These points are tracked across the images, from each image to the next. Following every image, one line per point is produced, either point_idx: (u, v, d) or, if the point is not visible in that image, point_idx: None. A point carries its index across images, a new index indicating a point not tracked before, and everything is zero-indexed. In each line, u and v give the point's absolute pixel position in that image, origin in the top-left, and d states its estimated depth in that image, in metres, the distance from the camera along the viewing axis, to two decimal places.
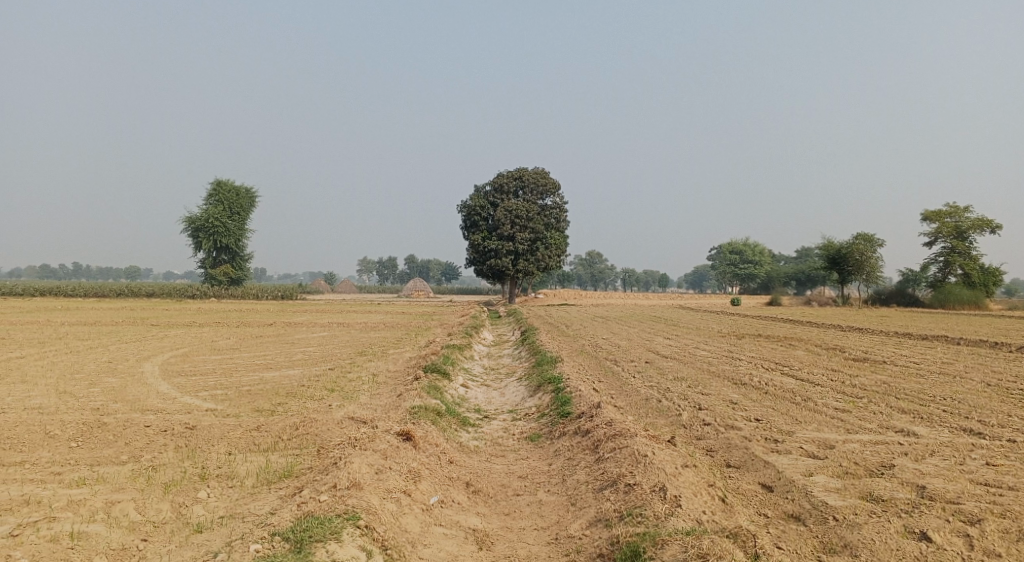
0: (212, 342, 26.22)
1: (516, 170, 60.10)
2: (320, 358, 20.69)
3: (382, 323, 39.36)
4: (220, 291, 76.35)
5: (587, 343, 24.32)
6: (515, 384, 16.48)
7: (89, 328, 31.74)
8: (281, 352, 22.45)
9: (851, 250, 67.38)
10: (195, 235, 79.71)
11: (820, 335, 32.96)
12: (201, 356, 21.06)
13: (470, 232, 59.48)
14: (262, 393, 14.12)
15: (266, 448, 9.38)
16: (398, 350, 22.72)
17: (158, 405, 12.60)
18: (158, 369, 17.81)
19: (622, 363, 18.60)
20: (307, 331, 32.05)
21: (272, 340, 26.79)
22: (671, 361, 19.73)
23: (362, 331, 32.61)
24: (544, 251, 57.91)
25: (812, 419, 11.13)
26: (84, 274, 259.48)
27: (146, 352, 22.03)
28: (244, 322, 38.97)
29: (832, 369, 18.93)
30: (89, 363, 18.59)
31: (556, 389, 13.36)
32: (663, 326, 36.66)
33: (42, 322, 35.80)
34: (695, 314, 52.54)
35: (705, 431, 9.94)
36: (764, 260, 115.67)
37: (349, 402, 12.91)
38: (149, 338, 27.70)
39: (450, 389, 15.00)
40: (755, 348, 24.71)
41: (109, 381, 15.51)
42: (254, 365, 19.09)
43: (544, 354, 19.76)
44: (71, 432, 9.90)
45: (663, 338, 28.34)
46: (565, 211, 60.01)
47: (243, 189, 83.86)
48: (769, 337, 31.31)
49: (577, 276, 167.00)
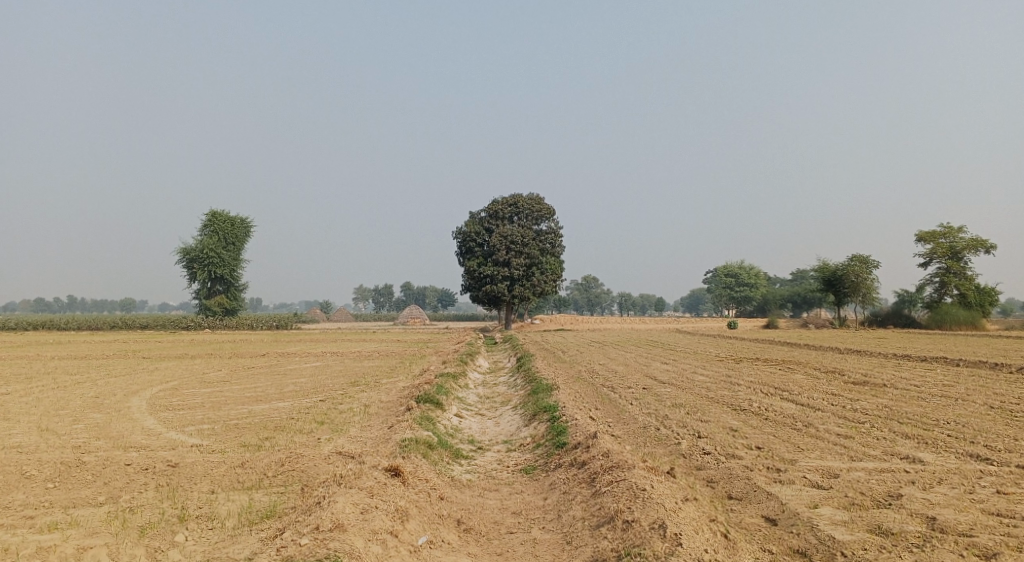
0: (203, 374, 25.80)
1: (511, 196, 60.13)
2: (312, 390, 20.30)
3: (377, 352, 38.96)
4: (215, 322, 75.86)
5: (584, 369, 23.97)
6: (510, 413, 16.13)
7: (79, 362, 31.28)
8: (273, 383, 22.07)
9: (846, 272, 67.40)
10: (189, 266, 79.47)
11: (819, 357, 32.65)
12: (190, 390, 20.66)
13: (465, 259, 59.34)
14: (250, 427, 13.76)
15: (251, 486, 9.04)
16: (392, 380, 22.36)
17: (141, 441, 12.25)
18: (146, 404, 17.42)
19: (619, 390, 18.27)
20: (300, 361, 31.68)
21: (264, 371, 26.40)
22: (669, 387, 19.40)
23: (356, 360, 32.21)
24: (539, 276, 57.68)
25: (814, 446, 10.82)
26: (79, 306, 258.55)
27: (134, 386, 21.62)
28: (237, 352, 38.52)
29: (832, 393, 18.62)
30: (75, 399, 18.20)
31: (552, 418, 13.04)
32: (660, 351, 36.33)
33: (32, 356, 35.30)
34: (693, 338, 52.19)
35: (705, 462, 9.62)
36: (759, 283, 115.83)
37: (339, 436, 12.56)
38: (139, 371, 27.27)
39: (444, 420, 14.65)
40: (753, 373, 24.40)
41: (94, 417, 15.12)
42: (244, 397, 18.71)
43: (539, 381, 19.43)
44: (48, 472, 9.55)
45: (661, 363, 28.04)
46: (560, 236, 59.95)
47: (237, 219, 83.84)
48: (767, 360, 31.00)
49: (574, 301, 166.82)
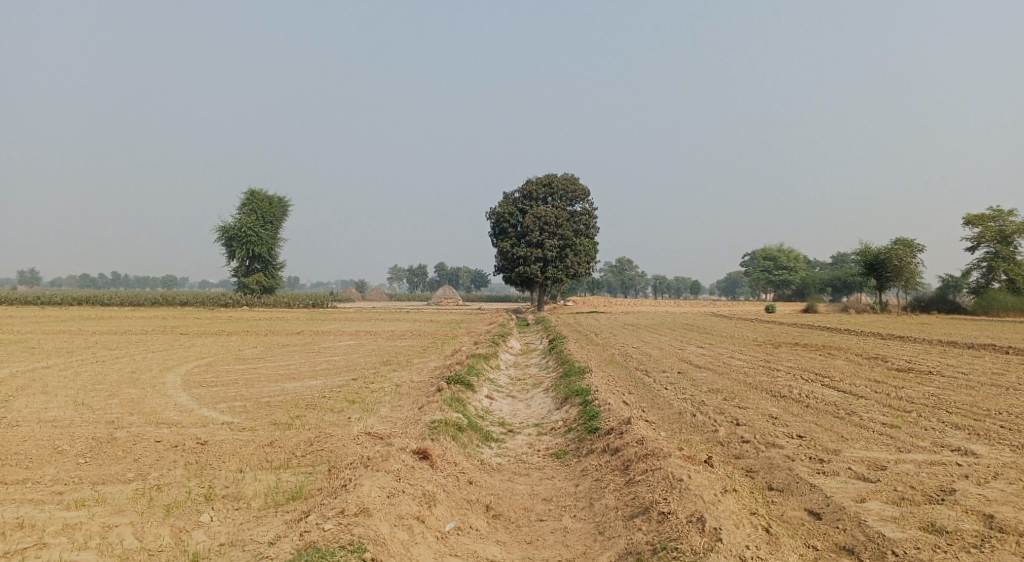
0: (239, 351, 26.07)
1: (545, 176, 59.54)
2: (344, 368, 20.31)
3: (409, 331, 39.04)
4: (253, 300, 77.07)
5: (618, 352, 23.60)
6: (542, 396, 15.89)
7: (120, 338, 31.89)
8: (306, 361, 22.18)
9: (889, 257, 65.56)
10: (228, 245, 80.70)
11: (860, 343, 31.73)
12: (225, 366, 20.86)
13: (498, 239, 59.13)
14: (281, 405, 13.75)
15: (279, 465, 8.95)
16: (423, 359, 22.31)
17: (174, 418, 12.30)
18: (180, 380, 17.60)
19: (653, 374, 17.89)
20: (334, 339, 31.85)
21: (298, 349, 26.59)
22: (705, 371, 18.98)
23: (390, 339, 32.28)
24: (573, 257, 57.19)
25: (859, 436, 10.34)
26: (123, 284, 266.05)
27: (170, 362, 21.91)
28: (273, 330, 38.97)
29: (876, 380, 17.98)
30: (113, 374, 18.47)
31: (584, 401, 12.76)
32: (696, 334, 35.71)
33: (76, 331, 36.13)
34: (729, 322, 51.28)
35: (744, 451, 9.24)
36: (798, 266, 113.62)
37: (369, 416, 12.45)
38: (177, 348, 27.68)
39: (474, 401, 14.46)
40: (792, 358, 23.75)
41: (129, 392, 15.29)
42: (276, 375, 18.78)
43: (572, 364, 19.13)
44: (80, 448, 9.59)
45: (696, 347, 27.54)
46: (594, 216, 59.25)
47: (275, 198, 84.77)
48: (806, 346, 30.24)
49: (608, 283, 165.83)
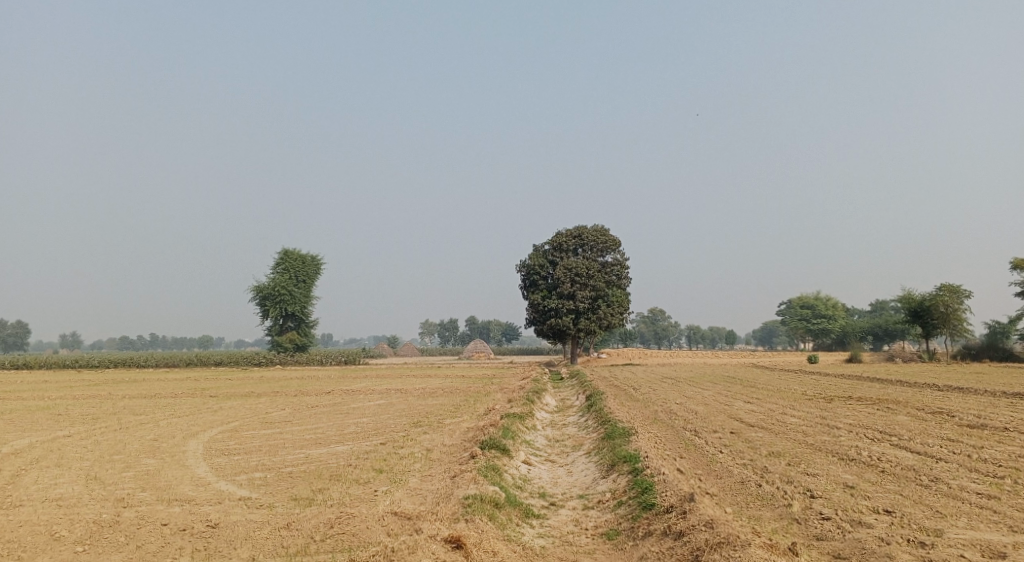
0: (266, 413, 25.24)
1: (575, 228, 58.88)
2: (372, 431, 19.31)
3: (440, 388, 37.95)
4: (286, 358, 76.91)
5: (660, 409, 22.18)
6: (584, 461, 14.68)
7: (148, 401, 31.37)
8: (334, 424, 21.23)
9: (934, 303, 63.00)
10: (262, 304, 81.10)
11: (917, 395, 29.73)
12: (250, 431, 20.00)
13: (529, 292, 58.30)
14: (305, 476, 12.78)
15: (296, 552, 7.96)
16: (455, 420, 21.19)
17: (188, 493, 11.40)
18: (202, 448, 16.76)
19: (704, 435, 16.54)
20: (363, 399, 30.82)
21: (326, 410, 25.66)
22: (760, 431, 17.56)
23: (421, 397, 31.26)
24: (606, 308, 55.92)
25: (957, 510, 8.99)
26: (161, 344, 270.82)
27: (195, 427, 21.18)
28: (303, 390, 38.20)
29: (950, 438, 16.37)
30: (134, 442, 17.74)
31: (635, 470, 11.52)
32: (740, 388, 33.96)
33: (105, 395, 35.75)
34: (772, 373, 49.18)
35: (828, 532, 8.01)
36: (838, 314, 110.26)
37: (398, 488, 11.42)
38: (204, 411, 26.96)
39: (511, 468, 13.33)
40: (850, 414, 22.05)
41: (147, 464, 14.48)
42: (302, 441, 17.85)
43: (614, 424, 17.85)
44: (79, 533, 8.72)
45: (743, 402, 25.90)
46: (626, 267, 58.16)
47: (309, 256, 85.55)
48: (861, 399, 28.40)
49: (640, 334, 163.19)
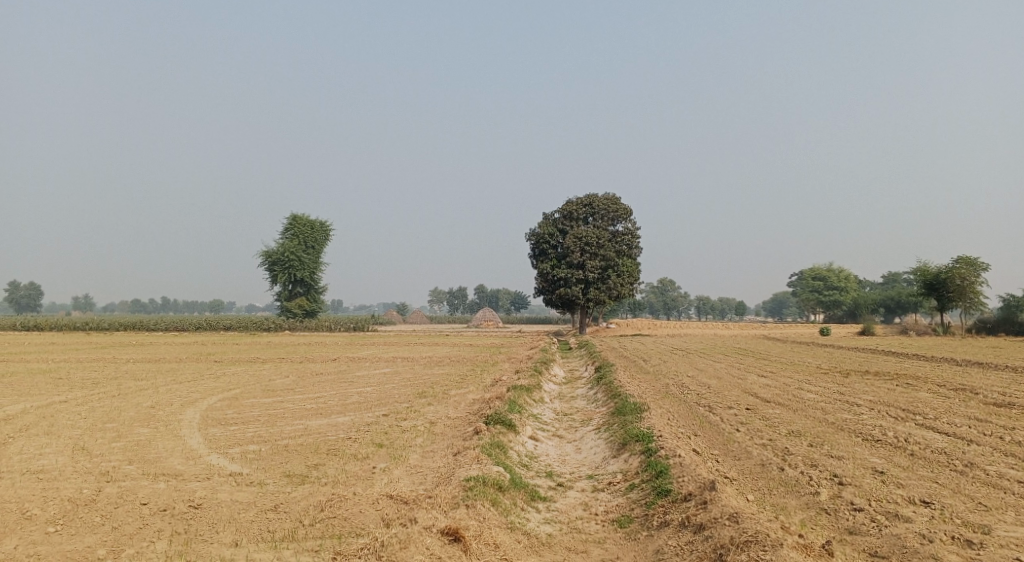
0: (269, 381, 24.73)
1: (586, 196, 57.75)
2: (375, 402, 18.73)
3: (448, 357, 37.44)
4: (295, 323, 76.75)
5: (672, 382, 21.46)
6: (593, 438, 14.01)
7: (151, 367, 31.00)
8: (337, 393, 20.71)
9: (951, 276, 61.72)
10: (271, 269, 80.72)
11: (935, 371, 28.89)
12: (250, 400, 19.47)
13: (538, 261, 57.53)
14: (300, 450, 12.18)
15: (283, 537, 7.36)
16: (461, 391, 20.59)
17: (177, 467, 10.81)
18: (198, 417, 16.24)
19: (719, 412, 15.83)
20: (369, 367, 30.34)
21: (330, 379, 25.12)
22: (777, 408, 16.83)
23: (427, 367, 30.69)
24: (616, 278, 55.06)
25: (1000, 501, 8.26)
26: (173, 308, 272.70)
27: (195, 394, 20.72)
28: (309, 357, 37.82)
29: (978, 418, 15.57)
30: (129, 409, 17.27)
31: (647, 451, 10.86)
32: (752, 360, 33.15)
33: (110, 359, 35.41)
34: (784, 345, 48.41)
35: (861, 525, 7.33)
36: (850, 286, 108.73)
37: (397, 465, 10.79)
38: (206, 377, 26.52)
39: (517, 445, 12.71)
40: (869, 390, 21.26)
41: (139, 434, 13.94)
42: (302, 410, 17.30)
43: (625, 398, 17.14)
44: (52, 512, 8.15)
45: (757, 375, 25.15)
46: (637, 237, 57.11)
47: (318, 222, 84.84)
48: (878, 374, 27.59)
49: (650, 304, 162.33)
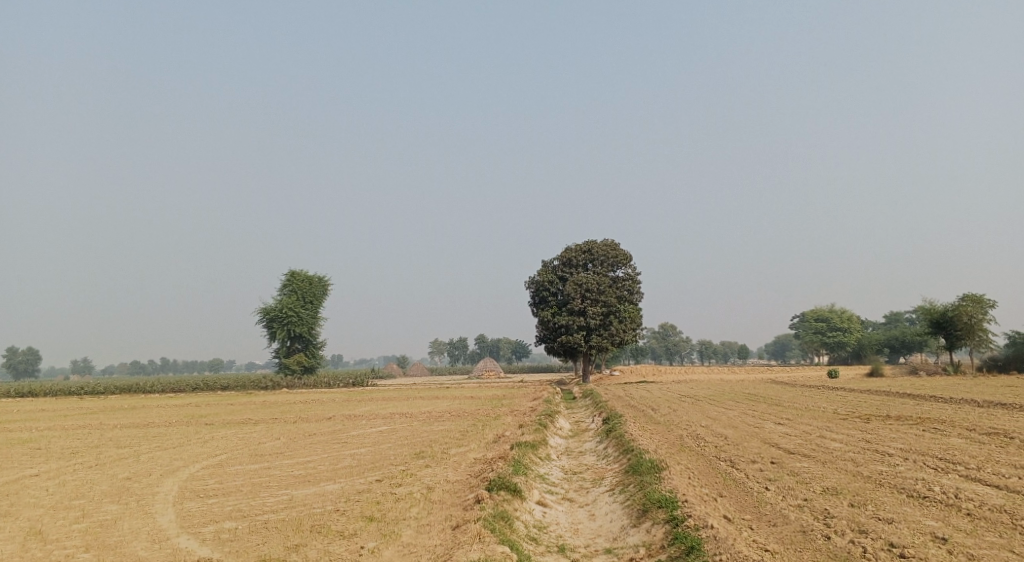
0: (258, 444, 23.36)
1: (584, 243, 56.97)
2: (370, 465, 17.41)
3: (448, 412, 36.03)
4: (294, 381, 75.23)
5: (685, 434, 20.18)
6: (607, 502, 12.73)
7: (136, 432, 29.57)
8: (330, 456, 19.43)
9: (957, 313, 60.47)
10: (269, 326, 79.54)
11: (957, 413, 27.48)
12: (236, 467, 18.14)
13: (538, 309, 56.49)
14: (281, 527, 10.88)
15: None
16: (461, 449, 19.27)
17: (138, 553, 9.52)
18: (176, 490, 14.92)
19: (743, 467, 14.56)
20: (365, 425, 28.96)
21: (323, 440, 23.78)
22: (806, 460, 15.53)
23: (426, 422, 29.33)
24: (618, 324, 53.91)
25: None
26: (172, 368, 271.19)
27: (178, 462, 19.36)
28: (304, 416, 36.31)
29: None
30: (102, 483, 15.90)
31: (672, 519, 9.64)
32: (765, 406, 31.66)
33: (95, 425, 33.88)
34: (794, 390, 46.81)
35: None
36: (853, 327, 105.00)
37: (389, 545, 9.53)
38: (193, 442, 25.11)
39: (523, 514, 11.47)
40: (896, 436, 19.95)
41: (107, 512, 12.61)
42: (289, 478, 15.97)
43: (638, 455, 15.84)
44: None
45: (774, 423, 23.80)
46: (638, 282, 56.03)
47: (316, 277, 83.96)
48: (899, 417, 26.24)
49: (652, 350, 160.27)
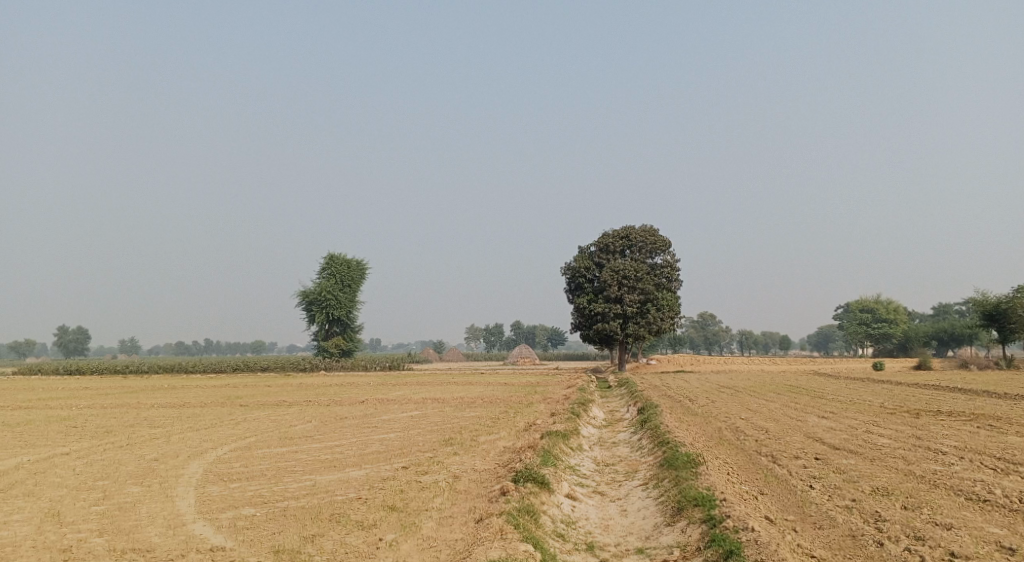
0: (289, 427, 23.22)
1: (622, 229, 55.91)
2: (397, 452, 17.05)
3: (481, 398, 35.68)
4: (331, 364, 75.87)
5: (724, 427, 19.38)
6: (640, 497, 12.12)
7: (173, 412, 29.83)
8: (358, 441, 19.13)
9: (1012, 306, 57.86)
10: (308, 309, 80.26)
11: (1014, 409, 26.03)
12: (263, 450, 17.96)
13: (574, 296, 55.76)
14: (299, 516, 10.51)
15: None
16: (491, 437, 18.78)
17: (151, 540, 9.23)
18: (201, 473, 14.73)
19: (785, 463, 13.78)
20: (396, 409, 28.70)
21: (353, 424, 23.54)
22: (852, 457, 14.65)
23: (458, 409, 28.95)
24: (655, 312, 52.89)
25: None
26: (217, 349, 277.82)
27: (207, 444, 19.27)
28: (337, 399, 36.28)
29: None
30: (130, 464, 15.81)
31: (710, 519, 9.01)
32: (807, 399, 30.46)
33: (134, 405, 34.33)
34: (836, 382, 45.30)
35: None
36: (900, 318, 101.53)
37: (408, 538, 9.07)
38: (226, 424, 25.12)
39: (551, 508, 10.94)
40: (949, 433, 18.84)
41: (128, 495, 12.43)
42: (315, 463, 15.67)
43: (674, 448, 15.14)
44: None
45: (818, 417, 22.80)
46: (676, 269, 54.80)
47: (354, 261, 84.38)
48: (952, 413, 24.93)
49: (690, 339, 158.07)
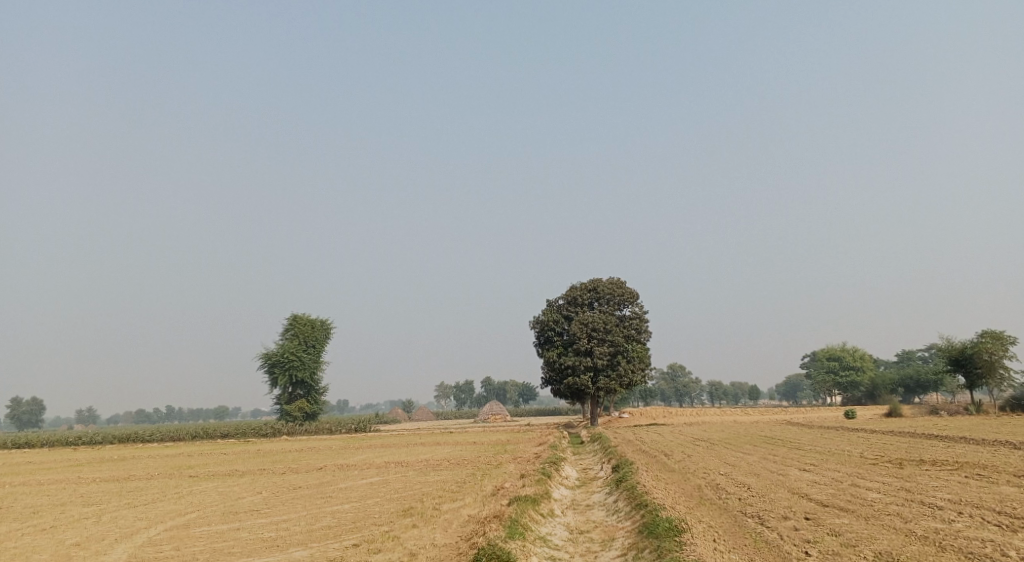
0: (236, 500, 21.36)
1: (590, 280, 55.32)
2: (351, 526, 15.47)
3: (448, 459, 33.94)
4: (295, 428, 73.00)
5: (704, 484, 18.16)
6: None
7: (114, 487, 27.56)
8: (309, 514, 17.48)
9: (977, 350, 58.09)
10: (271, 371, 77.57)
11: (996, 457, 25.24)
12: (201, 529, 16.18)
13: (544, 350, 54.63)
14: None
15: None
16: (454, 506, 17.29)
17: None
18: (123, 559, 13.00)
19: (775, 525, 12.63)
20: (356, 476, 26.93)
21: (307, 495, 21.76)
22: (846, 516, 13.50)
23: (423, 473, 27.31)
24: (626, 364, 51.88)
25: None
26: (177, 417, 268.47)
27: (140, 523, 17.42)
28: (294, 466, 34.22)
29: None
30: (44, 552, 13.98)
31: None
32: (784, 451, 29.38)
33: (73, 480, 31.79)
34: (811, 432, 44.41)
35: None
36: (867, 366, 101.65)
37: None
38: (169, 498, 23.10)
39: None
40: (938, 484, 17.86)
41: None
42: (256, 542, 14.02)
43: (653, 511, 13.86)
44: None
45: (799, 470, 21.70)
46: (645, 320, 54.10)
47: (318, 321, 82.31)
48: (935, 463, 24.00)
49: (661, 392, 157.12)
